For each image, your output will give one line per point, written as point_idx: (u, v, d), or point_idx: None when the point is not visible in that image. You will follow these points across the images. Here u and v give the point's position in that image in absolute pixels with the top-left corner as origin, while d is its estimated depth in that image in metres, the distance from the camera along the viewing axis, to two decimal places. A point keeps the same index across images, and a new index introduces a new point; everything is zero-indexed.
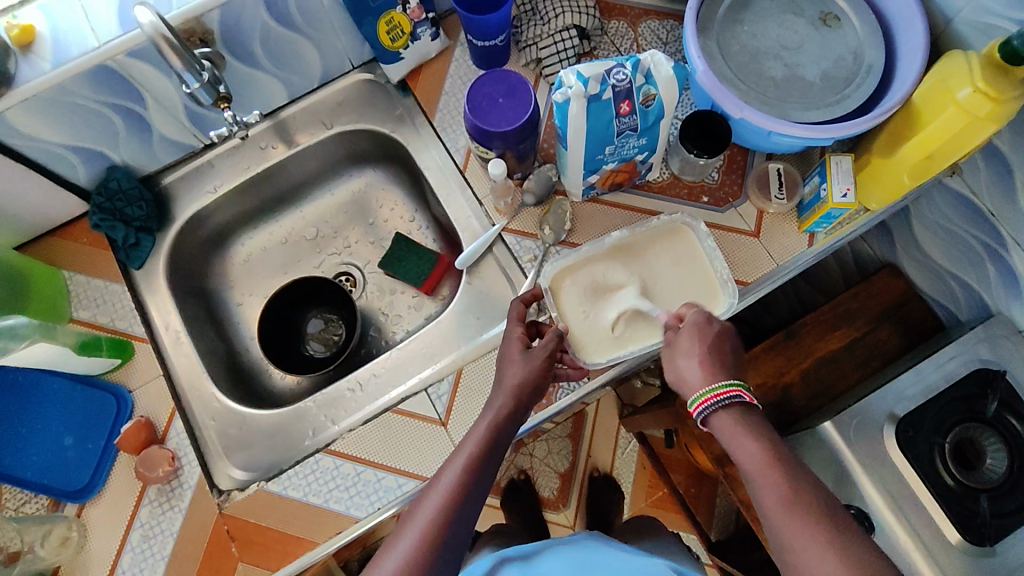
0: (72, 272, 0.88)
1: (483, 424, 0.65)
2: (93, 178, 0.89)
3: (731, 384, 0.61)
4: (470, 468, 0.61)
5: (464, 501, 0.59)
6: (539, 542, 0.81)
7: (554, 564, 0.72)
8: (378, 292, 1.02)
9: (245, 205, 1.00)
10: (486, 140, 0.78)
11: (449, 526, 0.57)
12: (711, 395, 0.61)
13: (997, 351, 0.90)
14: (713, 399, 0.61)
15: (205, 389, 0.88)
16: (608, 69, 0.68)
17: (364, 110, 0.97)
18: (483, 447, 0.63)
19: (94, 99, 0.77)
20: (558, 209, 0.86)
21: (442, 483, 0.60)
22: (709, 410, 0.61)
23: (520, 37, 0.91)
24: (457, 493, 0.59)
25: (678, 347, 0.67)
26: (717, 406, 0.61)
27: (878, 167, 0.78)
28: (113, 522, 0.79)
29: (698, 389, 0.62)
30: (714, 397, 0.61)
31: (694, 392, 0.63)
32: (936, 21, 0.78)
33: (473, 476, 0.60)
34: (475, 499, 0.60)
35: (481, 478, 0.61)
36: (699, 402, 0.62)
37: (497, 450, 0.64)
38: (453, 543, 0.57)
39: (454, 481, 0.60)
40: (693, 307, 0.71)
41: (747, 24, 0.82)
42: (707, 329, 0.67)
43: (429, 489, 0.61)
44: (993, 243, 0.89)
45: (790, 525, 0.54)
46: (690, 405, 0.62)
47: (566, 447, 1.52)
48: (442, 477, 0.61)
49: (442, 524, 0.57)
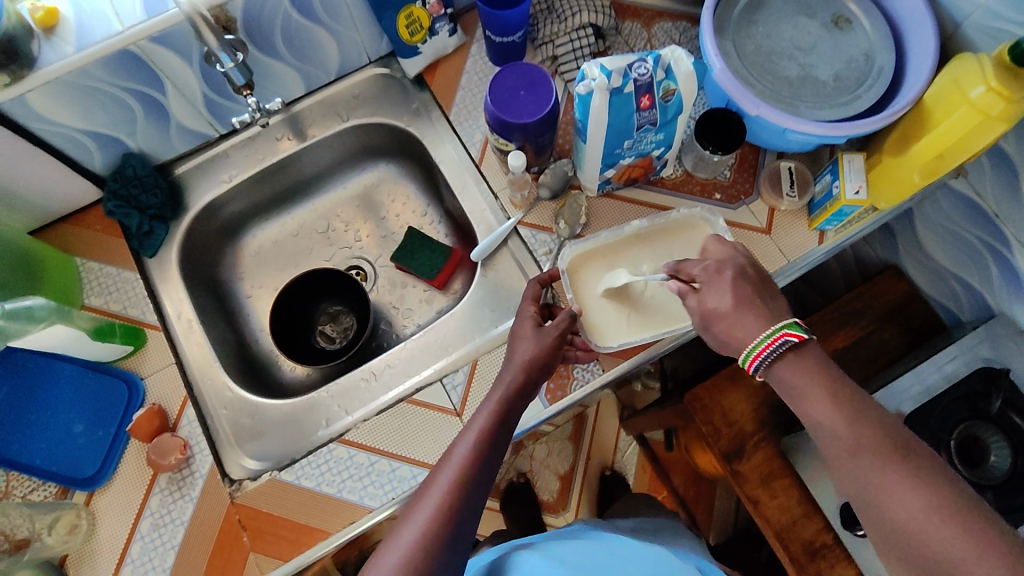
0: (85, 258, 0.87)
1: (493, 400, 0.65)
2: (108, 165, 0.89)
3: (779, 328, 0.63)
4: (481, 442, 0.62)
5: (478, 474, 0.60)
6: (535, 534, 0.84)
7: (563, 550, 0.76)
8: (388, 285, 1.02)
9: (258, 196, 1.00)
10: (506, 132, 0.79)
11: (463, 498, 0.58)
12: (762, 347, 0.62)
13: (998, 350, 0.92)
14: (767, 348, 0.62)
15: (217, 378, 0.87)
16: (630, 63, 0.69)
17: (379, 104, 0.98)
18: (494, 422, 0.63)
19: (117, 84, 0.77)
20: (574, 203, 0.87)
21: (454, 457, 0.61)
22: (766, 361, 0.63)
23: (536, 34, 0.93)
24: (470, 467, 0.60)
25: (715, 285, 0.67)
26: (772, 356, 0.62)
27: (889, 166, 0.80)
28: (123, 510, 0.78)
29: (759, 336, 0.63)
30: (766, 347, 0.62)
31: (749, 345, 0.64)
32: (945, 25, 0.80)
33: (485, 450, 0.61)
34: (487, 473, 0.61)
35: (492, 452, 0.62)
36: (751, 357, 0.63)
37: (507, 425, 0.64)
38: (470, 515, 0.58)
39: (466, 455, 0.61)
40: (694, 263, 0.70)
41: (761, 25, 0.84)
42: (730, 279, 0.67)
43: (442, 464, 0.61)
44: (996, 243, 0.91)
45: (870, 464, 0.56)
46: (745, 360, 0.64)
47: (567, 449, 1.52)
48: (454, 451, 0.61)
49: (457, 497, 0.58)
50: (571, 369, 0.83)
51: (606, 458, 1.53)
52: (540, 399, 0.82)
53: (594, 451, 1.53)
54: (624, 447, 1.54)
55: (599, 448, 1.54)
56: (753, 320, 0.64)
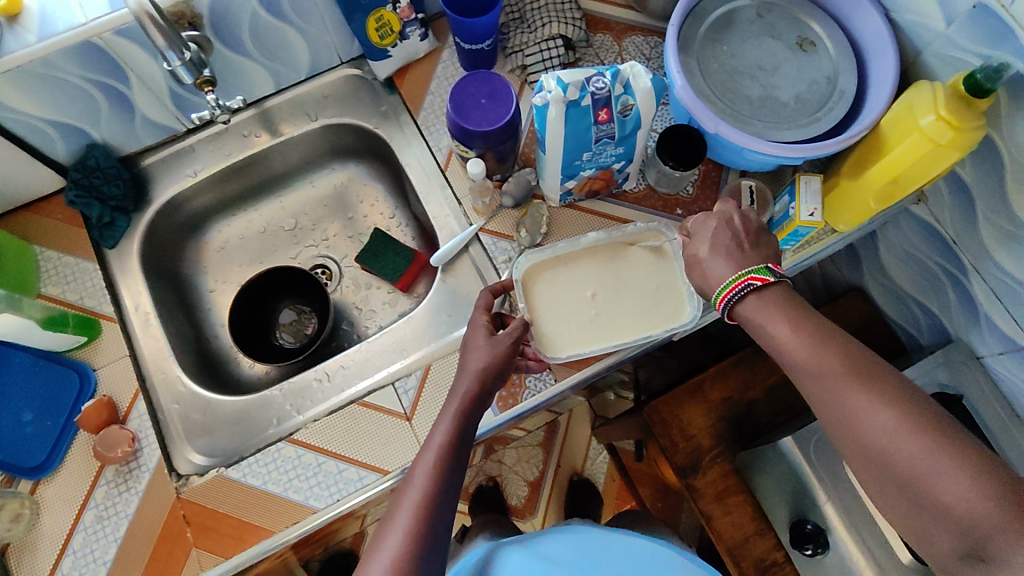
0: (44, 247, 0.87)
1: (448, 416, 0.65)
2: (72, 154, 0.89)
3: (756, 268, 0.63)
4: (440, 461, 0.62)
5: (441, 494, 0.60)
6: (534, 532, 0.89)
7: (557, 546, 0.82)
8: (353, 286, 1.03)
9: (225, 191, 1.01)
10: (467, 139, 0.79)
11: (430, 520, 0.58)
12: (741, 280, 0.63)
13: (955, 376, 0.92)
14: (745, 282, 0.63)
15: (171, 372, 0.87)
16: (588, 77, 0.70)
17: (350, 105, 0.98)
18: (451, 438, 0.64)
19: (80, 75, 0.77)
20: (535, 212, 0.87)
21: (415, 479, 0.61)
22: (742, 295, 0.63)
23: (507, 43, 0.93)
24: (432, 488, 0.60)
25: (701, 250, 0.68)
26: (749, 289, 0.63)
27: (846, 188, 0.81)
28: (68, 500, 0.78)
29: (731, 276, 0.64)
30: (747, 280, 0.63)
31: (720, 284, 0.65)
32: (906, 52, 0.81)
33: (446, 468, 0.61)
34: (450, 491, 0.61)
35: (453, 469, 0.62)
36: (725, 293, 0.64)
37: (464, 438, 0.65)
38: (439, 537, 0.59)
39: (427, 475, 0.61)
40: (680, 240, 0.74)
41: (726, 44, 0.85)
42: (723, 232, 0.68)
43: (405, 486, 0.61)
44: (954, 270, 0.92)
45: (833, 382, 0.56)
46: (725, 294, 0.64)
47: (536, 455, 1.52)
48: (415, 473, 0.61)
49: (424, 520, 0.58)
50: (524, 378, 0.83)
51: (575, 466, 1.53)
52: (491, 408, 0.82)
53: (564, 459, 1.53)
54: (594, 456, 1.55)
55: (568, 456, 1.54)
56: (725, 264, 0.66)
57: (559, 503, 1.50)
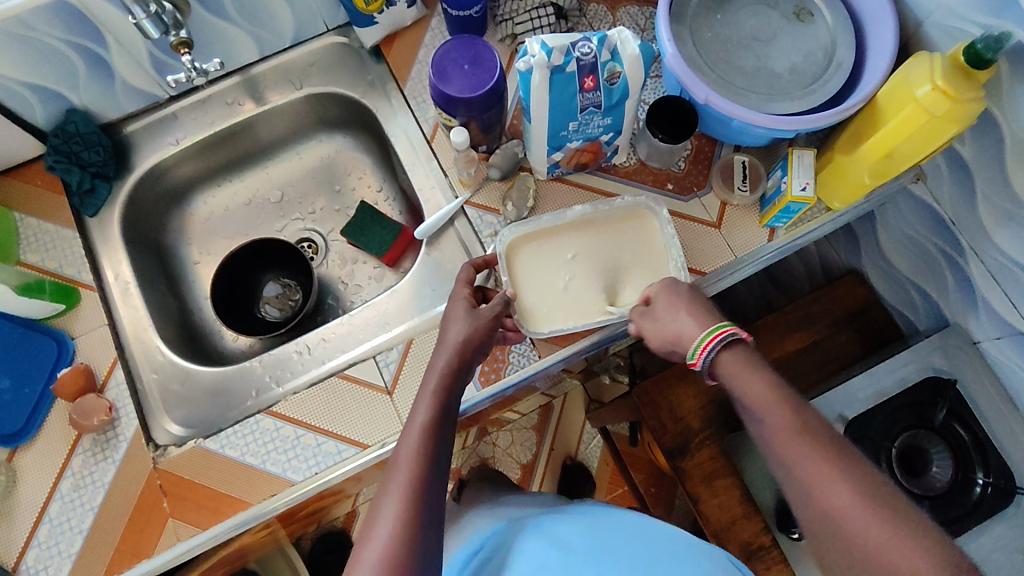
0: (23, 214, 0.86)
1: (428, 394, 0.64)
2: (52, 119, 0.87)
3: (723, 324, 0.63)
4: (425, 441, 0.60)
5: (429, 474, 0.58)
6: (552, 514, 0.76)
7: (566, 532, 0.69)
8: (339, 260, 1.01)
9: (209, 162, 0.99)
10: (450, 108, 0.77)
11: (421, 503, 0.56)
12: (711, 336, 0.62)
13: (951, 360, 0.91)
14: (715, 338, 0.62)
15: (151, 342, 0.86)
16: (574, 42, 0.68)
17: (337, 74, 0.96)
18: (434, 417, 0.62)
19: (55, 36, 0.75)
20: (522, 185, 0.86)
21: (400, 461, 0.59)
22: (715, 351, 0.62)
23: (497, 11, 0.91)
24: (419, 470, 0.58)
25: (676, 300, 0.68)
26: (721, 344, 0.62)
27: (840, 164, 0.79)
28: (44, 469, 0.78)
29: (702, 333, 0.63)
30: (718, 335, 0.62)
31: (694, 342, 0.64)
32: (907, 23, 0.78)
33: (431, 447, 0.60)
34: (438, 472, 0.59)
35: (438, 449, 0.60)
36: (703, 346, 0.63)
37: (447, 415, 0.63)
38: (432, 521, 0.56)
39: (413, 456, 0.59)
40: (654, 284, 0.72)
41: (721, 13, 0.82)
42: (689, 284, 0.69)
43: (390, 470, 0.59)
44: (952, 252, 0.89)
45: (803, 449, 0.55)
46: (693, 353, 0.63)
47: (530, 438, 1.51)
48: (399, 455, 0.60)
49: (414, 503, 0.56)
50: (507, 353, 0.81)
51: (569, 449, 1.52)
52: (472, 383, 0.81)
53: (557, 443, 1.52)
54: (588, 440, 1.54)
55: (562, 439, 1.53)
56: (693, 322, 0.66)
57: (553, 485, 1.49)
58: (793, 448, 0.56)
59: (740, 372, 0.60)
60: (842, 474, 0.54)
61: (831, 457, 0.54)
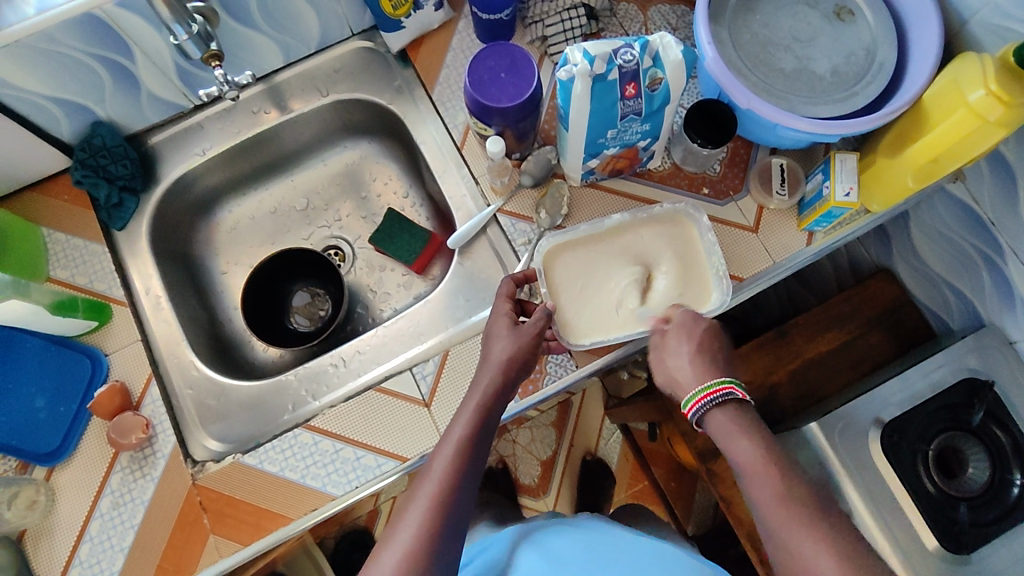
0: (51, 229, 0.85)
1: (470, 407, 0.63)
2: (77, 133, 0.86)
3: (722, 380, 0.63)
4: (460, 453, 0.59)
5: (460, 486, 0.57)
6: (560, 525, 0.79)
7: (564, 540, 0.72)
8: (367, 268, 1.00)
9: (234, 170, 0.98)
10: (485, 116, 0.76)
11: (446, 513, 0.56)
12: (702, 395, 0.62)
13: (985, 360, 0.89)
14: (707, 397, 0.62)
15: (184, 356, 0.86)
16: (615, 49, 0.66)
17: (362, 79, 0.94)
18: (473, 429, 0.61)
19: (81, 49, 0.74)
20: (555, 192, 0.84)
21: (433, 471, 0.58)
22: (703, 409, 0.62)
23: (526, 13, 0.89)
24: (451, 479, 0.57)
25: (666, 347, 0.68)
26: (713, 402, 0.62)
27: (882, 167, 0.77)
28: (83, 487, 0.77)
29: (695, 387, 0.63)
30: (710, 393, 0.62)
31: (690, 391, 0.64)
32: (951, 22, 0.77)
33: (466, 459, 0.59)
34: (469, 484, 0.58)
35: (473, 462, 0.60)
36: (693, 402, 0.63)
37: (486, 429, 0.62)
38: (453, 534, 0.56)
39: (447, 466, 0.58)
40: (680, 307, 0.71)
41: (759, 13, 0.80)
42: (695, 328, 0.68)
43: (422, 477, 0.59)
44: (991, 253, 0.88)
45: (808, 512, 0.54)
46: (682, 407, 0.64)
47: (550, 435, 1.49)
48: (433, 464, 0.59)
49: (439, 514, 0.55)
50: (544, 363, 0.81)
51: (589, 446, 1.50)
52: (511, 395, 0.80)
53: (577, 438, 1.50)
54: (607, 435, 1.51)
55: (582, 436, 1.51)
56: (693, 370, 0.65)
57: (573, 482, 1.48)
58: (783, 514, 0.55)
59: (728, 434, 0.60)
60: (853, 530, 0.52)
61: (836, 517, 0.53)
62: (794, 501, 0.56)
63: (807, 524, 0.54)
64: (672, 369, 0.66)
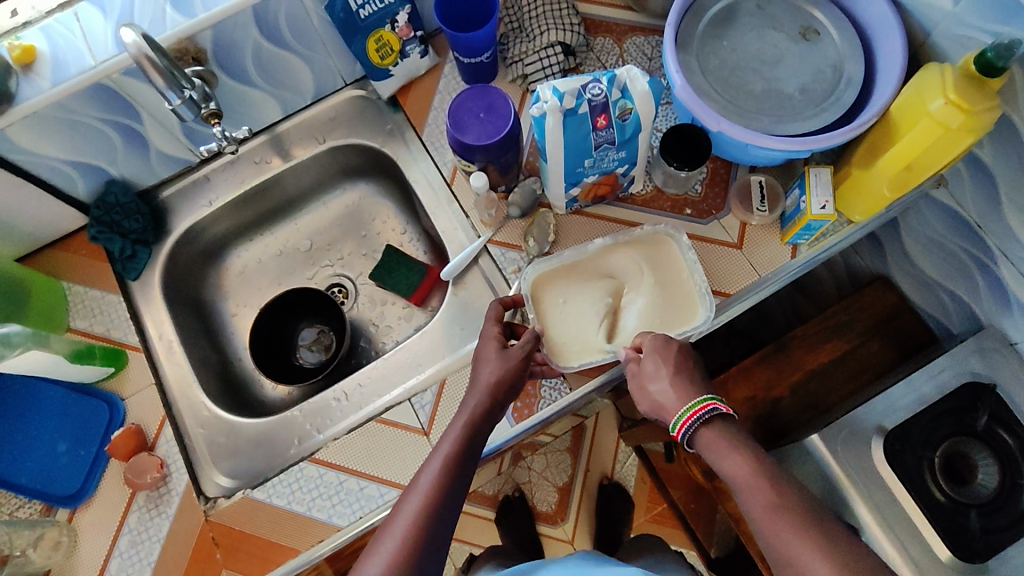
0: (72, 283, 0.91)
1: (458, 424, 0.65)
2: (93, 192, 0.92)
3: (706, 398, 0.64)
4: (447, 469, 0.61)
5: (444, 500, 0.59)
6: (539, 562, 0.81)
7: None
8: (369, 303, 1.04)
9: (241, 218, 1.03)
10: (468, 154, 0.81)
11: (429, 529, 0.58)
12: (690, 413, 0.63)
13: (989, 363, 0.87)
14: (694, 415, 0.63)
15: (196, 396, 0.89)
16: (584, 84, 0.69)
17: (356, 126, 1.00)
18: (459, 448, 0.63)
19: (95, 116, 0.80)
20: (542, 221, 0.87)
21: (420, 485, 0.60)
22: (691, 430, 0.63)
23: (507, 53, 0.94)
24: (436, 494, 0.59)
25: (644, 373, 0.69)
26: (699, 422, 0.63)
27: (858, 178, 0.79)
28: (103, 527, 0.81)
29: (680, 408, 0.64)
30: (697, 411, 0.63)
31: (674, 415, 0.65)
32: (915, 34, 0.79)
33: (452, 477, 0.61)
34: (453, 501, 0.60)
35: (459, 478, 0.61)
36: (682, 421, 0.64)
37: (474, 448, 0.64)
38: (435, 550, 0.58)
39: (432, 483, 0.60)
40: (647, 334, 0.72)
41: (727, 39, 0.83)
42: (668, 351, 0.69)
43: (409, 492, 0.61)
44: (979, 254, 0.88)
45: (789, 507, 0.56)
46: (671, 430, 0.64)
47: (565, 461, 1.46)
48: (419, 481, 0.61)
49: (422, 527, 0.57)
50: (538, 388, 0.83)
51: (605, 469, 1.47)
52: (507, 419, 0.82)
53: (592, 463, 1.47)
54: (623, 458, 1.48)
55: (597, 460, 1.48)
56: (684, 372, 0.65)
57: (590, 508, 1.45)
58: (768, 528, 0.56)
59: (718, 449, 0.61)
60: (823, 542, 0.54)
61: (809, 531, 0.54)
62: (779, 510, 0.56)
63: (788, 533, 0.55)
64: (657, 387, 0.66)
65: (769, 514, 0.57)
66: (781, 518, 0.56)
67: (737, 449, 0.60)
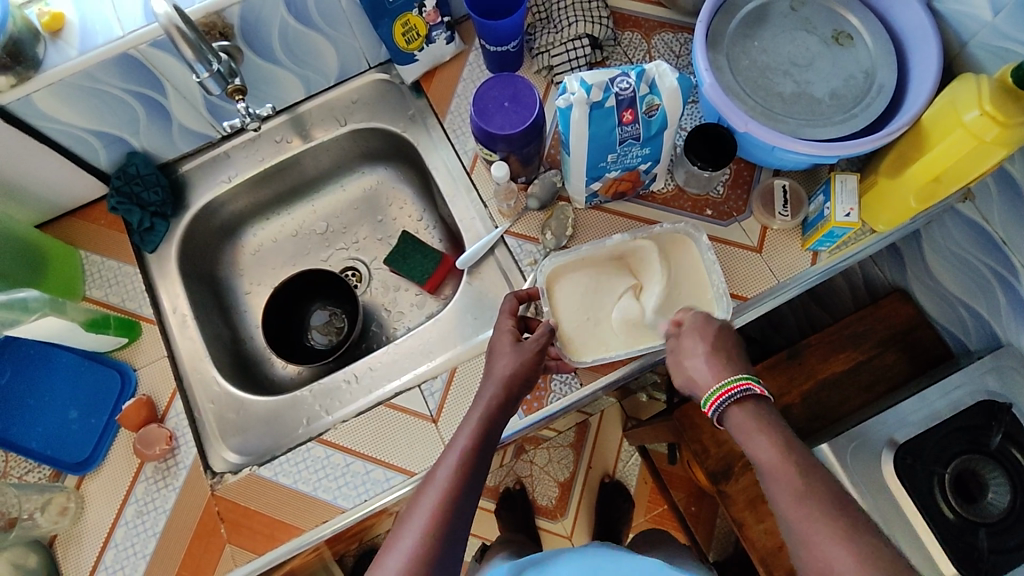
0: (89, 252, 0.92)
1: (474, 417, 0.65)
2: (114, 163, 0.93)
3: (741, 376, 0.63)
4: (463, 463, 0.61)
5: (461, 495, 0.59)
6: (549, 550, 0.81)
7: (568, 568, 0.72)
8: (382, 288, 1.04)
9: (258, 196, 1.03)
10: (491, 143, 0.81)
11: (448, 521, 0.58)
12: (720, 393, 0.62)
13: (1006, 382, 0.85)
14: (726, 393, 0.62)
15: (207, 372, 0.90)
16: (612, 77, 0.68)
17: (378, 109, 0.99)
18: (476, 441, 0.63)
19: (120, 86, 0.80)
20: (560, 214, 0.87)
21: (437, 479, 0.60)
22: (722, 407, 0.62)
23: (533, 44, 0.93)
24: (453, 490, 0.59)
25: (683, 350, 0.68)
26: (731, 400, 0.62)
27: (885, 187, 0.78)
28: (110, 496, 0.81)
29: (715, 384, 0.63)
30: (728, 391, 0.62)
31: (709, 389, 0.64)
32: (951, 43, 0.77)
33: (469, 470, 0.61)
34: (471, 494, 0.60)
35: (476, 471, 0.61)
36: (714, 398, 0.63)
37: (489, 441, 0.64)
38: (454, 543, 0.58)
39: (450, 476, 0.60)
40: (688, 310, 0.71)
41: (758, 39, 0.82)
42: (709, 328, 0.68)
43: (426, 483, 0.61)
44: (1003, 271, 0.86)
45: (799, 515, 0.56)
46: (703, 405, 0.64)
47: (567, 456, 1.46)
48: (437, 473, 0.61)
49: (442, 522, 0.57)
50: (549, 381, 0.83)
51: (607, 467, 1.47)
52: (516, 412, 0.82)
53: (595, 460, 1.47)
54: (626, 457, 1.48)
55: (599, 457, 1.47)
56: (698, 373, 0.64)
57: (590, 505, 1.45)
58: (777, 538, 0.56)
59: (748, 432, 0.60)
60: (829, 550, 0.53)
61: (818, 542, 0.54)
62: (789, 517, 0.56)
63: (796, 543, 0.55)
64: None
65: (782, 520, 0.57)
66: (792, 528, 0.56)
67: (756, 445, 0.59)
